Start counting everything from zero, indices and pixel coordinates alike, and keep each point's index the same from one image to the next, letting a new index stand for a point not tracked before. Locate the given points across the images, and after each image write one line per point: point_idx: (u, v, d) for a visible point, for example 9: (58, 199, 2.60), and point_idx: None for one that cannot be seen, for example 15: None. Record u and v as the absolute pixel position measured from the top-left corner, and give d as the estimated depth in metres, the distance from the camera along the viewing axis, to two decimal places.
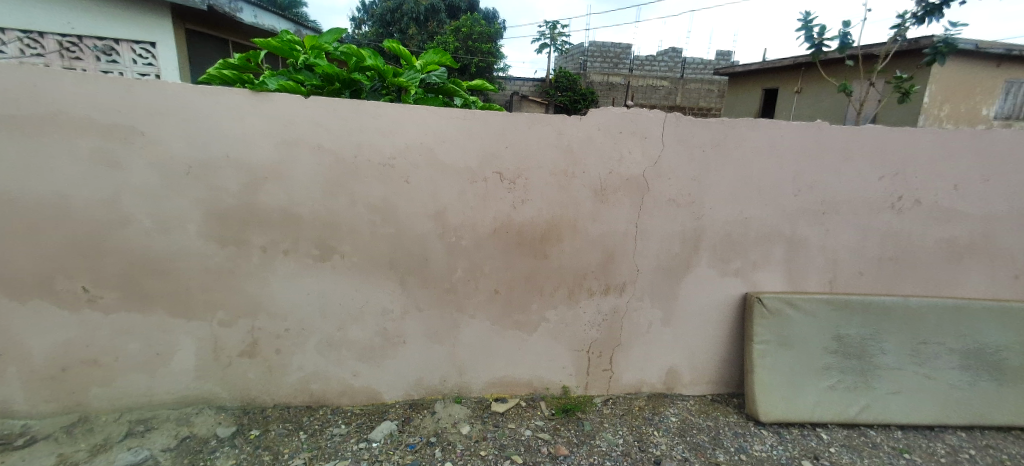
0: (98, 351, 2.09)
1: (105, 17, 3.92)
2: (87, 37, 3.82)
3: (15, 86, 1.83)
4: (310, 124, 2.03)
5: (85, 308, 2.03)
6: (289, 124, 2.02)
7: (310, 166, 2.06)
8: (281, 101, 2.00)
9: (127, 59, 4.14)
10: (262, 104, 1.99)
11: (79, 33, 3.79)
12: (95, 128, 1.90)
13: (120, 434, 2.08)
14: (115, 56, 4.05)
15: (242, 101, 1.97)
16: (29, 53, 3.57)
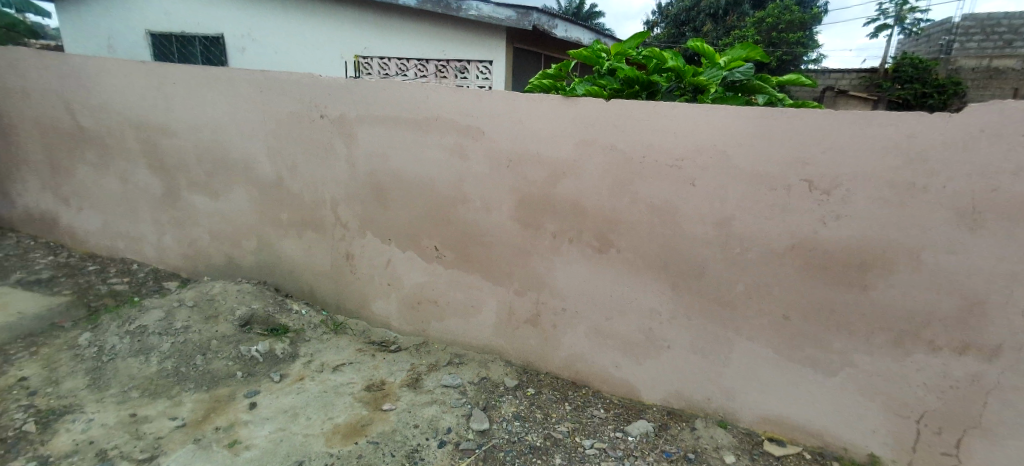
0: (437, 295, 2.79)
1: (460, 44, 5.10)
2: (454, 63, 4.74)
3: (414, 97, 2.57)
4: (608, 124, 2.17)
5: (435, 262, 2.74)
6: (590, 124, 2.20)
7: (603, 164, 2.21)
8: (586, 104, 2.19)
9: (473, 75, 4.84)
10: (570, 106, 2.22)
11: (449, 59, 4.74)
12: (456, 127, 2.49)
13: (445, 360, 2.72)
14: (465, 73, 4.70)
15: (554, 104, 2.24)
16: (419, 77, 4.72)
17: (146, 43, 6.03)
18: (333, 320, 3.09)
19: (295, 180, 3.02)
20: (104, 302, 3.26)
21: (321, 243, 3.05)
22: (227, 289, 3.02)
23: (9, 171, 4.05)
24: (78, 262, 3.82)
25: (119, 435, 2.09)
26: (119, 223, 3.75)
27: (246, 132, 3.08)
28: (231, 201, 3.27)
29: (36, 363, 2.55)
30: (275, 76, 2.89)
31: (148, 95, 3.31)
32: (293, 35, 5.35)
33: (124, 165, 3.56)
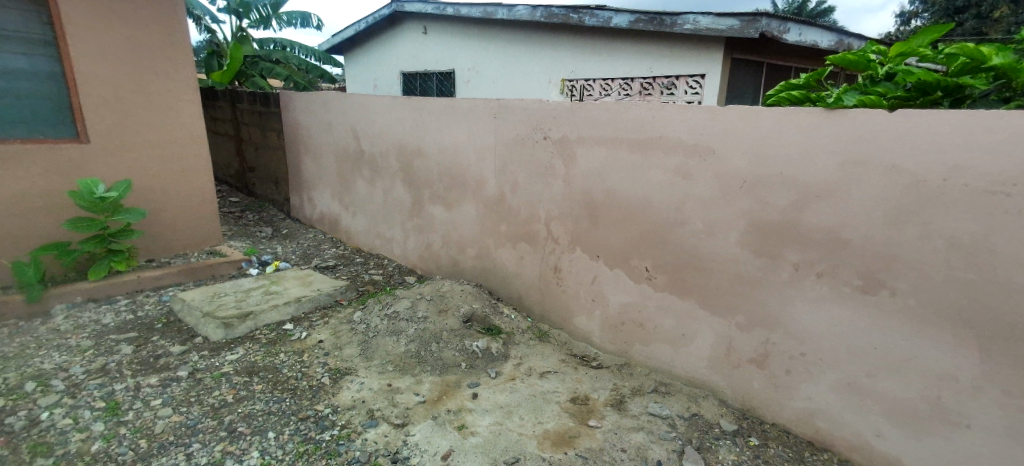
0: (645, 318, 2.70)
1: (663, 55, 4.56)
2: (657, 76, 4.60)
3: (639, 117, 2.56)
4: (887, 141, 1.81)
5: (645, 284, 2.66)
6: (860, 141, 1.87)
7: (876, 188, 1.85)
8: (859, 116, 1.86)
9: (680, 90, 4.48)
10: (835, 121, 1.92)
11: (653, 74, 4.64)
12: (683, 146, 2.39)
13: (650, 386, 2.61)
14: (673, 89, 4.51)
15: (812, 120, 1.97)
16: (621, 94, 4.87)
17: (399, 81, 7.55)
18: (539, 328, 3.27)
19: (516, 196, 3.29)
20: (367, 288, 4.05)
21: (534, 255, 3.25)
22: (454, 288, 3.45)
23: (314, 184, 5.38)
24: (351, 254, 4.83)
25: (381, 399, 2.55)
26: (379, 226, 4.63)
27: (479, 153, 3.49)
28: (462, 212, 3.74)
29: (328, 330, 3.30)
30: (508, 102, 3.21)
31: (408, 124, 4.03)
32: (515, 63, 5.86)
33: (387, 181, 4.39)
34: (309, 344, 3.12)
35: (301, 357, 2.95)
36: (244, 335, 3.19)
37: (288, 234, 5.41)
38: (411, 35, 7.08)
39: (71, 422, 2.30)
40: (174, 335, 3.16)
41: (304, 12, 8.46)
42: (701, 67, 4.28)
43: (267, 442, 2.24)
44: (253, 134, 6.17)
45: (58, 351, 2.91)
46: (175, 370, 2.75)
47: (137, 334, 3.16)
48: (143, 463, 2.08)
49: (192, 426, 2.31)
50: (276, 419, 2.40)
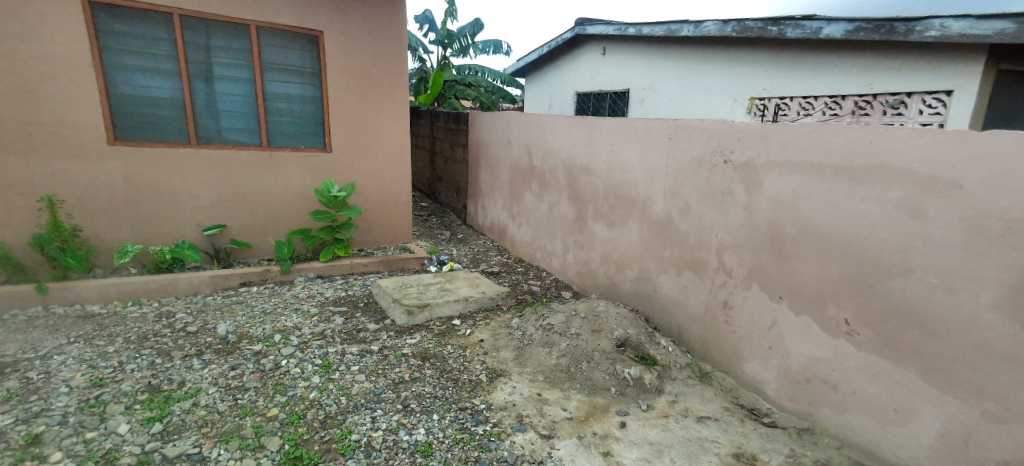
0: (838, 378, 2.29)
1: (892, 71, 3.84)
2: (881, 94, 3.90)
3: (851, 142, 2.19)
4: None
5: (842, 338, 2.26)
6: None
7: None
8: None
9: (913, 110, 3.73)
10: None
11: (874, 91, 3.94)
12: (913, 179, 1.99)
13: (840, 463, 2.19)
14: (901, 109, 3.78)
15: None
16: (829, 114, 4.26)
17: (574, 100, 7.75)
18: (699, 367, 2.99)
19: (685, 221, 3.09)
20: (526, 297, 4.19)
21: (699, 286, 3.01)
22: (610, 309, 3.38)
23: (488, 195, 5.81)
24: (514, 263, 5.08)
25: (532, 406, 2.62)
26: (542, 239, 4.78)
27: (650, 174, 3.37)
28: (624, 232, 3.64)
29: (488, 331, 3.51)
30: (687, 122, 3.04)
31: (579, 141, 4.09)
32: (694, 81, 5.53)
33: (554, 195, 4.52)
34: (472, 341, 3.35)
35: (464, 352, 3.19)
36: (421, 323, 3.58)
37: (463, 239, 5.93)
38: (589, 56, 7.17)
39: (300, 371, 2.84)
40: (373, 314, 3.71)
41: (496, 40, 9.27)
42: (947, 82, 3.50)
43: (431, 422, 2.46)
44: (444, 148, 6.94)
45: (297, 313, 3.63)
46: (370, 344, 3.22)
47: (347, 309, 3.78)
48: (342, 416, 2.46)
49: (377, 394, 2.66)
50: (440, 404, 2.62)
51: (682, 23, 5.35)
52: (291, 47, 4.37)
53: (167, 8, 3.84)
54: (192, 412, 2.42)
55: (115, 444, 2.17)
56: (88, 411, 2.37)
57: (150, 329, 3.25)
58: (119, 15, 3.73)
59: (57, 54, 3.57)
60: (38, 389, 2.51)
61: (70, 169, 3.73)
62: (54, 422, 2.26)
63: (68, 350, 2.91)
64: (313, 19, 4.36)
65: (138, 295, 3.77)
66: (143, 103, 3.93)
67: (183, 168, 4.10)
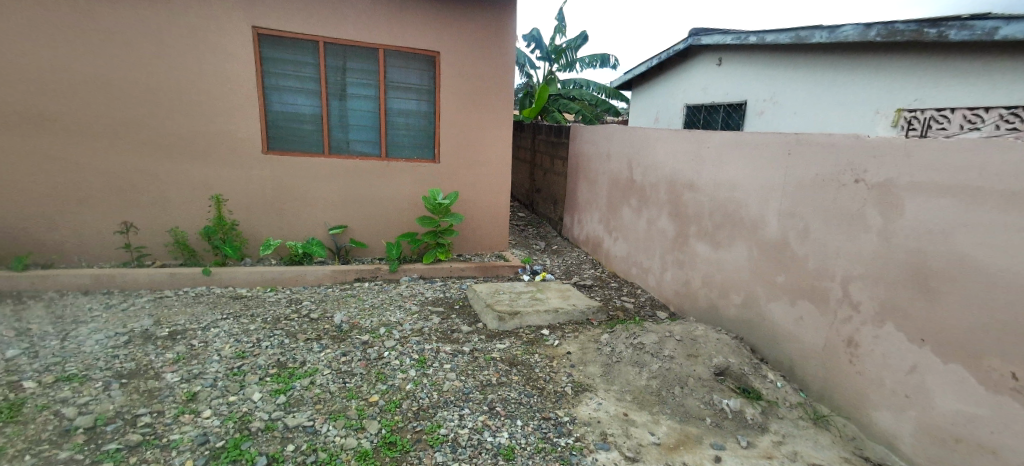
0: (998, 443, 1.96)
1: None
2: None
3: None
4: None
5: (1006, 396, 1.92)
6: None
7: None
8: None
9: None
10: None
11: None
12: None
13: None
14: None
15: None
16: (1004, 128, 3.60)
17: (683, 113, 7.46)
18: (814, 409, 2.69)
19: (803, 245, 2.83)
20: (617, 313, 4.10)
21: (818, 318, 2.73)
22: (709, 334, 3.19)
23: (585, 207, 5.79)
24: (608, 278, 4.99)
25: (617, 425, 2.56)
26: (638, 255, 4.64)
27: (763, 192, 3.14)
28: (730, 254, 3.42)
29: (576, 344, 3.50)
30: (812, 137, 2.78)
31: (685, 156, 3.93)
32: (822, 92, 5.03)
33: (654, 211, 4.38)
34: (559, 352, 3.37)
35: (551, 362, 3.21)
36: (511, 330, 3.68)
37: (557, 250, 5.96)
38: (705, 66, 6.80)
39: (399, 363, 3.07)
40: (467, 317, 3.89)
41: (604, 54, 9.24)
42: None
43: (515, 427, 2.52)
44: (545, 161, 7.05)
45: (400, 310, 3.93)
46: (462, 345, 3.39)
47: (443, 310, 4.01)
48: (433, 410, 2.62)
49: (466, 393, 2.79)
50: (524, 410, 2.67)
51: (813, 29, 4.78)
52: (412, 66, 4.77)
53: (314, 37, 4.41)
54: (309, 389, 2.73)
55: (249, 409, 2.52)
56: (232, 378, 2.78)
57: (281, 313, 3.73)
58: (277, 44, 4.36)
59: (230, 77, 4.27)
60: (197, 355, 3.00)
61: (233, 173, 4.42)
62: (207, 384, 2.69)
63: (220, 324, 3.44)
64: (432, 41, 4.73)
65: (275, 282, 4.34)
66: (291, 119, 4.55)
67: (316, 174, 4.65)
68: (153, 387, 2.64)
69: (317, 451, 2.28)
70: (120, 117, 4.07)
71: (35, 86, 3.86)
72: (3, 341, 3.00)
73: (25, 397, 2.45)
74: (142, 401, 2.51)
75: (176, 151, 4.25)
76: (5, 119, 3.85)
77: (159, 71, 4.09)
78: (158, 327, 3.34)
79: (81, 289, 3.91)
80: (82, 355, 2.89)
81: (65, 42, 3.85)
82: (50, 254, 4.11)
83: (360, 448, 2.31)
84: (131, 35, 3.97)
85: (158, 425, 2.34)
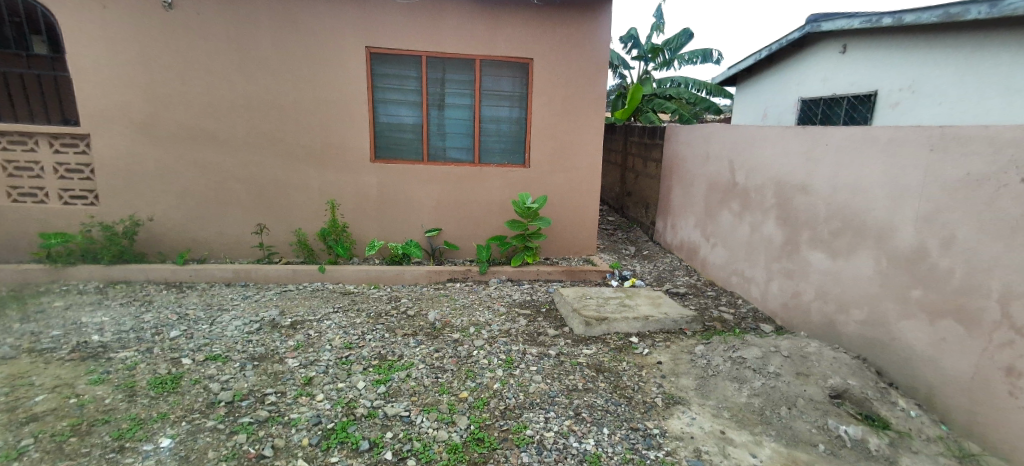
0: None
1: None
2: None
3: None
4: None
5: None
6: None
7: None
8: None
9: None
10: None
11: None
12: None
13: None
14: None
15: None
16: None
17: (796, 108, 6.82)
18: (960, 446, 2.29)
19: (947, 256, 2.45)
20: (714, 324, 3.86)
21: (966, 340, 2.34)
22: (823, 352, 2.88)
23: (680, 212, 5.53)
24: (704, 286, 4.72)
25: (712, 443, 2.41)
26: (740, 263, 4.33)
27: (893, 194, 2.77)
28: (851, 263, 3.07)
29: (668, 354, 3.35)
30: (963, 130, 2.39)
31: (798, 155, 3.59)
32: (976, 77, 4.30)
33: (758, 215, 4.06)
34: (650, 361, 3.25)
35: (641, 371, 3.12)
36: (599, 336, 3.63)
37: (648, 255, 5.76)
38: (826, 55, 6.15)
39: (488, 362, 3.17)
40: (553, 320, 3.91)
41: (707, 49, 8.74)
42: None
43: (601, 435, 2.48)
44: (637, 163, 6.84)
45: (489, 310, 4.05)
46: (548, 348, 3.41)
47: (530, 312, 4.06)
48: (520, 411, 2.67)
49: (552, 396, 2.81)
50: (611, 419, 2.62)
51: (969, 4, 4.09)
52: (507, 74, 4.91)
53: (419, 53, 4.72)
54: (406, 381, 2.92)
55: (355, 395, 2.76)
56: (341, 366, 3.06)
57: (383, 309, 4.04)
58: (387, 62, 4.73)
59: (346, 94, 4.70)
60: (313, 343, 3.35)
61: (346, 180, 4.87)
62: (320, 370, 3.00)
63: (332, 317, 3.81)
64: (526, 49, 4.82)
65: (378, 281, 4.70)
66: (396, 129, 4.90)
67: (417, 180, 4.96)
68: (278, 370, 2.99)
69: (412, 440, 2.43)
70: (257, 133, 4.68)
71: (195, 109, 4.56)
72: (168, 322, 3.59)
73: (183, 371, 2.91)
74: (269, 382, 2.86)
75: (300, 162, 4.78)
76: (170, 138, 4.59)
77: (289, 91, 4.63)
78: (283, 316, 3.78)
79: (225, 281, 4.55)
80: (224, 338, 3.37)
81: (217, 70, 4.51)
82: (203, 251, 4.85)
83: (450, 441, 2.42)
84: (267, 61, 4.55)
85: (281, 404, 2.65)
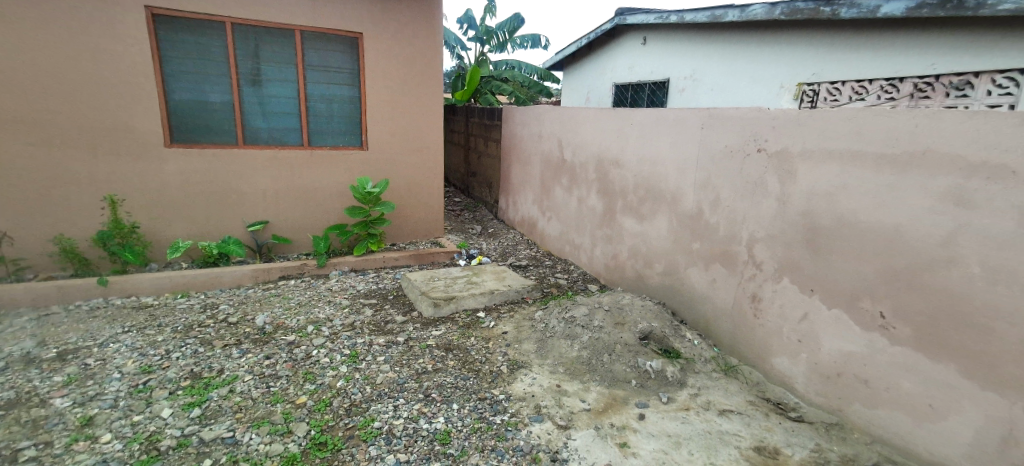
0: (870, 373, 2.22)
1: (972, 52, 3.38)
2: (944, 75, 3.52)
3: (893, 129, 2.10)
4: None
5: (877, 333, 2.18)
6: None
7: None
8: None
9: (981, 92, 3.35)
10: None
11: (938, 72, 3.57)
12: (965, 166, 1.89)
13: (869, 460, 2.13)
14: (966, 90, 3.41)
15: None
16: (883, 99, 3.92)
17: (612, 92, 7.66)
18: (725, 361, 2.92)
19: (716, 213, 3.02)
20: (551, 290, 4.22)
21: (729, 279, 2.93)
22: (635, 302, 3.35)
23: (519, 189, 5.85)
24: (543, 257, 5.10)
25: (549, 397, 2.66)
26: (571, 233, 4.76)
27: (680, 165, 3.30)
28: (653, 226, 3.60)
29: (512, 323, 3.57)
30: (723, 111, 2.94)
31: (611, 134, 4.06)
32: (735, 68, 5.29)
33: (584, 189, 4.50)
34: (495, 333, 3.43)
35: (487, 344, 3.27)
36: (447, 315, 3.70)
37: (493, 233, 6.01)
38: (631, 46, 6.98)
39: (329, 360, 3.02)
40: (400, 306, 3.87)
41: (535, 35, 9.27)
42: (1020, 60, 3.13)
43: (451, 411, 2.57)
44: (479, 144, 7.02)
45: (330, 305, 3.85)
46: (396, 335, 3.37)
47: (376, 301, 3.96)
48: (366, 405, 2.61)
49: (401, 383, 2.80)
50: (461, 393, 2.72)
51: (727, 8, 5.02)
52: (332, 50, 4.59)
53: (223, 19, 4.15)
54: (228, 398, 2.64)
55: (158, 427, 2.41)
56: (137, 396, 2.63)
57: (195, 320, 3.55)
58: (182, 29, 4.07)
59: (124, 66, 3.93)
60: (94, 374, 2.81)
61: (136, 171, 4.11)
62: (106, 405, 2.54)
63: (121, 338, 3.23)
64: (350, 23, 4.56)
65: (186, 286, 4.09)
66: (200, 109, 4.27)
67: (233, 168, 4.41)
68: (39, 416, 2.45)
69: (239, 462, 2.21)
70: None
71: None
72: None
73: None
74: (25, 433, 2.33)
75: (66, 151, 3.89)
76: None
77: (40, 61, 3.70)
78: (44, 348, 3.09)
79: None
80: None
81: None
82: None
83: (286, 453, 2.27)
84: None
85: (46, 458, 2.19)
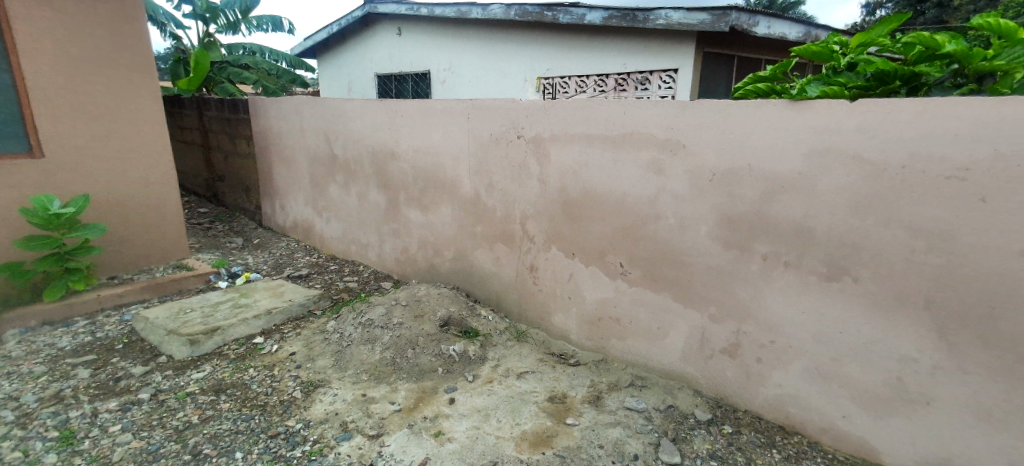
0: (620, 312, 2.77)
1: (648, 52, 4.33)
2: (632, 72, 4.49)
3: (610, 116, 2.62)
4: (854, 131, 1.92)
5: (620, 279, 2.73)
6: (829, 132, 1.98)
7: (846, 181, 1.96)
8: (823, 107, 1.98)
9: (655, 86, 4.37)
10: (802, 112, 2.03)
11: (628, 69, 4.52)
12: (657, 142, 2.47)
13: (626, 381, 2.68)
14: (647, 84, 4.40)
15: (782, 111, 2.08)
16: (596, 90, 4.79)
17: (374, 83, 7.41)
18: (516, 328, 3.25)
19: (491, 197, 3.28)
20: (342, 295, 3.95)
21: (510, 255, 3.24)
22: (429, 291, 3.41)
23: (286, 191, 5.24)
24: (325, 262, 4.71)
25: (356, 409, 2.52)
26: (354, 232, 4.53)
27: (454, 154, 3.46)
28: (437, 215, 3.70)
29: (300, 341, 3.22)
30: (484, 102, 3.18)
31: (381, 126, 3.96)
32: (486, 61, 5.73)
33: (362, 185, 4.31)
34: (280, 357, 3.05)
35: (272, 372, 2.88)
36: (211, 351, 3.10)
37: (260, 243, 5.25)
38: (386, 36, 6.91)
39: (20, 456, 2.19)
40: (138, 354, 3.07)
41: (275, 17, 8.25)
42: (676, 62, 4.14)
43: (235, 463, 2.18)
44: (222, 142, 5.97)
45: (10, 379, 2.78)
46: (136, 393, 2.66)
47: (97, 356, 3.05)
48: None
49: (154, 451, 2.24)
50: (244, 438, 2.34)
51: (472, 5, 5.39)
52: None
53: None
54: None
55: None
56: None
57: None
58: None
59: None
60: None
61: None
62: None
63: None
64: None
65: None
66: None
67: None
68: None
69: None
70: None
71: None
72: None
73: None
74: None
75: None
76: None
77: None
78: None
79: None
80: None
81: None
82: None
83: None
84: None
85: None
